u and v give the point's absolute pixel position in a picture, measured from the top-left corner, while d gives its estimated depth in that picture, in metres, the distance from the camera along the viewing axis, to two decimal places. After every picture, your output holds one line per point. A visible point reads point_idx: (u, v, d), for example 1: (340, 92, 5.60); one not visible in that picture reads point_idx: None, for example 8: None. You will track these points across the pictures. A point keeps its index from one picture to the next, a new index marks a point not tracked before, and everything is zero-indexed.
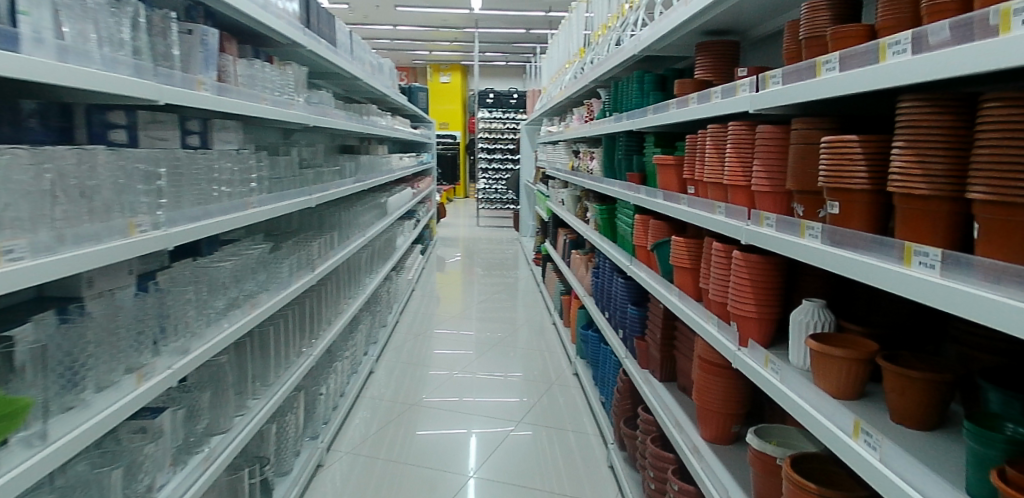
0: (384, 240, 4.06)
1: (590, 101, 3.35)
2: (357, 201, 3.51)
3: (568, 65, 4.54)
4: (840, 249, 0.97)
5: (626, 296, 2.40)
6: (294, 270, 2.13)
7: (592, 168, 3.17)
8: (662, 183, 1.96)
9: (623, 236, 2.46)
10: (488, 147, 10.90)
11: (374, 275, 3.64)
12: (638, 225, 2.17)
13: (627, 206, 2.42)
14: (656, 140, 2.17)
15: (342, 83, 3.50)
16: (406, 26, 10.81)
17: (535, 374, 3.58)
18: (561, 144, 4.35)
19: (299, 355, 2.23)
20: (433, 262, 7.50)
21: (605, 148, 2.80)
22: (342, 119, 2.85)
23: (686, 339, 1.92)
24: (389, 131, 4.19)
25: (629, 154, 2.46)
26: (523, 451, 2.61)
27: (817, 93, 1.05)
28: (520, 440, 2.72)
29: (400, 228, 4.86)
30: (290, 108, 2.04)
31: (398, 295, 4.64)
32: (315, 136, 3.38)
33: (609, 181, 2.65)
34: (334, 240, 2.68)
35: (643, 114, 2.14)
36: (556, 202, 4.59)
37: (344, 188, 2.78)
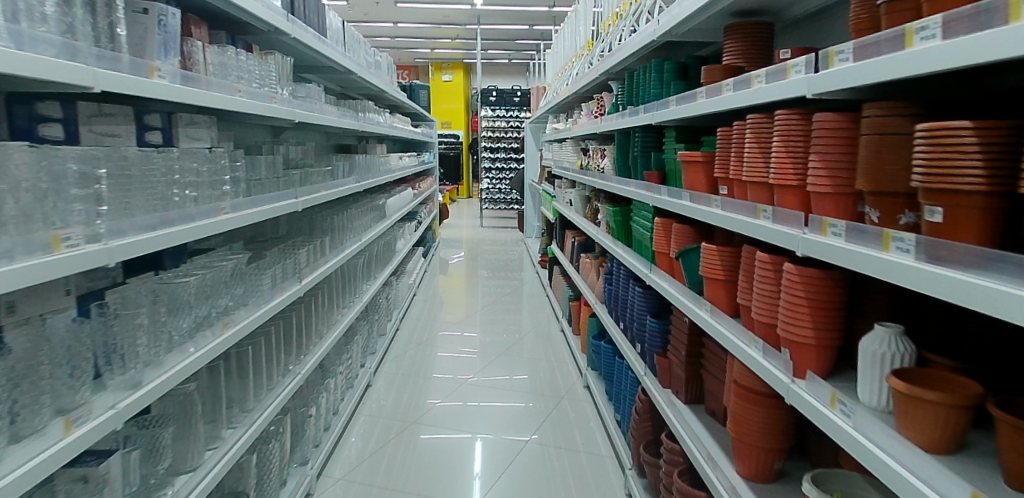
0: (383, 244, 3.85)
1: (601, 95, 3.14)
2: (353, 204, 3.30)
3: (575, 59, 4.32)
4: (940, 267, 0.75)
5: (644, 307, 2.18)
6: (278, 281, 1.92)
7: (603, 166, 2.95)
8: (687, 182, 1.74)
9: (640, 240, 2.25)
10: (491, 146, 10.69)
11: (372, 283, 3.43)
12: (658, 228, 1.96)
13: (643, 208, 2.21)
14: (678, 134, 1.95)
15: (335, 78, 3.30)
16: (407, 23, 10.62)
17: (543, 386, 3.36)
18: (568, 142, 4.13)
19: (285, 375, 2.02)
20: (436, 265, 7.29)
21: (618, 145, 2.58)
22: (334, 115, 2.64)
23: (717, 359, 1.71)
24: (388, 129, 3.99)
25: (646, 151, 2.25)
26: (534, 458, 2.53)
27: (906, 69, 0.82)
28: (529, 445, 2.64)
29: (399, 231, 4.64)
30: (271, 102, 1.83)
31: (399, 301, 4.42)
32: (306, 135, 3.17)
33: (623, 180, 2.43)
34: (326, 246, 2.47)
35: (664, 106, 1.92)
36: (563, 203, 4.37)
37: (337, 190, 2.58)
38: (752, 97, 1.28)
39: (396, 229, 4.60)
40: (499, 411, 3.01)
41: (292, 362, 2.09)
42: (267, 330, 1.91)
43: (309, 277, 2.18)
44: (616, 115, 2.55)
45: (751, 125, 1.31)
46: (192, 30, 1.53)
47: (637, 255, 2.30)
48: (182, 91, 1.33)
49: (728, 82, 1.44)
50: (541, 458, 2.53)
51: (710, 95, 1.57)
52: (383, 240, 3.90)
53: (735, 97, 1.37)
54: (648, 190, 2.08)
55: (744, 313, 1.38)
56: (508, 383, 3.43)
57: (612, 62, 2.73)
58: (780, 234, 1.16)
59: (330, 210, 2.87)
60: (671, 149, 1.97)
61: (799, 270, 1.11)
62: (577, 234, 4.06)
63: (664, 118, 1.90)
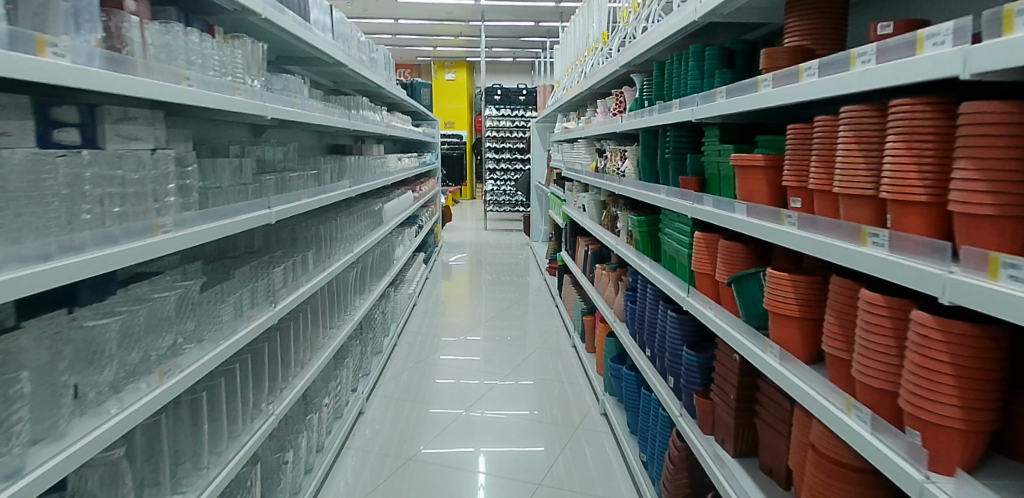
0: (378, 255, 3.53)
1: (620, 90, 2.81)
2: (343, 211, 2.97)
3: (587, 53, 4.01)
4: None
5: (678, 335, 1.86)
6: (245, 307, 1.59)
7: (623, 170, 2.63)
8: (740, 191, 1.42)
9: (673, 257, 1.93)
10: (496, 147, 10.37)
11: (365, 298, 3.10)
12: (699, 244, 1.64)
13: (677, 220, 1.89)
14: (722, 133, 1.63)
15: (324, 72, 2.98)
16: (408, 20, 10.32)
17: (556, 411, 3.02)
18: (580, 142, 3.80)
19: (254, 418, 1.68)
20: (438, 270, 6.96)
21: (643, 145, 2.26)
22: (321, 112, 2.32)
23: (778, 408, 1.38)
24: (386, 127, 3.69)
25: (680, 152, 1.93)
26: (539, 468, 2.46)
27: None
28: (533, 454, 2.58)
29: (397, 237, 4.32)
30: (234, 94, 1.51)
31: (397, 314, 4.09)
32: (291, 135, 2.85)
33: (652, 187, 2.12)
34: (308, 261, 2.14)
35: (708, 100, 1.60)
36: (575, 208, 4.03)
37: (324, 196, 2.25)
38: (852, 82, 0.96)
39: (395, 236, 4.28)
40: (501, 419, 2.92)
41: (263, 402, 1.75)
42: (229, 368, 1.58)
43: (285, 300, 1.85)
44: (641, 112, 2.23)
45: (852, 120, 0.99)
46: (124, 2, 1.21)
47: (668, 274, 1.98)
48: (103, 75, 1.00)
49: (810, 65, 1.11)
50: (546, 468, 2.46)
51: (778, 84, 1.25)
52: (379, 248, 3.58)
53: (822, 84, 1.04)
54: (685, 200, 1.76)
55: (835, 366, 1.06)
56: (513, 388, 3.36)
57: (635, 52, 2.40)
58: (902, 269, 0.83)
59: (314, 219, 2.55)
60: (714, 150, 1.65)
61: (940, 323, 0.78)
62: (590, 243, 3.72)
63: (708, 114, 1.58)
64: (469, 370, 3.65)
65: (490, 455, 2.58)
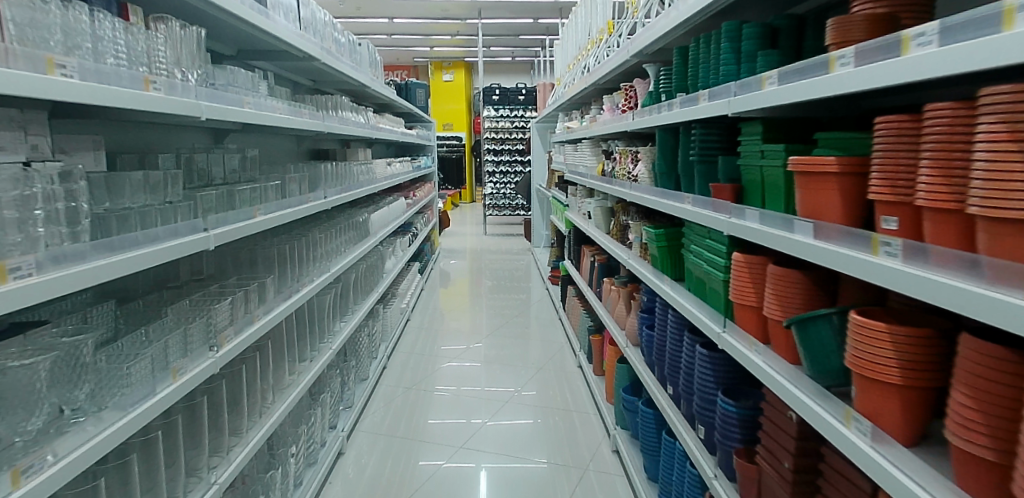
0: (364, 270, 3.19)
1: (630, 84, 2.48)
2: (318, 225, 2.64)
3: (591, 45, 3.68)
4: None
5: (710, 376, 1.52)
6: (171, 356, 1.26)
7: (635, 174, 2.30)
8: (799, 205, 1.10)
9: (700, 280, 1.61)
10: (495, 148, 10.04)
11: (347, 321, 2.76)
12: (738, 266, 1.32)
13: (706, 236, 1.56)
14: (765, 129, 1.31)
15: (295, 68, 2.66)
16: (403, 19, 10.00)
17: (562, 446, 2.66)
18: (584, 143, 3.47)
19: (189, 491, 1.33)
20: (435, 278, 6.62)
21: (660, 146, 1.93)
22: (286, 112, 1.99)
23: (851, 490, 1.03)
24: (372, 129, 3.36)
25: (707, 155, 1.59)
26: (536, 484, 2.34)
27: None
28: (536, 470, 2.45)
29: (388, 248, 3.99)
30: (147, 91, 1.15)
31: (388, 332, 3.77)
32: (258, 141, 2.52)
33: (674, 195, 1.79)
34: (266, 287, 1.80)
35: (753, 88, 1.27)
36: (579, 214, 3.70)
37: (290, 210, 1.92)
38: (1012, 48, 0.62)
39: (385, 247, 3.95)
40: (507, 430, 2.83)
41: (204, 468, 1.40)
42: (147, 438, 1.24)
43: (231, 340, 1.51)
44: (658, 108, 1.90)
45: (1002, 108, 0.65)
46: None
47: (694, 299, 1.65)
48: None
49: (922, 30, 0.77)
50: None
51: (860, 61, 0.91)
52: (365, 262, 3.25)
53: (944, 56, 0.71)
54: (719, 212, 1.44)
55: (968, 465, 0.72)
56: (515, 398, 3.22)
57: (646, 39, 2.06)
58: None
59: (279, 236, 2.21)
60: (757, 151, 1.33)
61: None
62: (597, 253, 3.38)
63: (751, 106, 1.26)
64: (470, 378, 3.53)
65: (491, 477, 2.41)
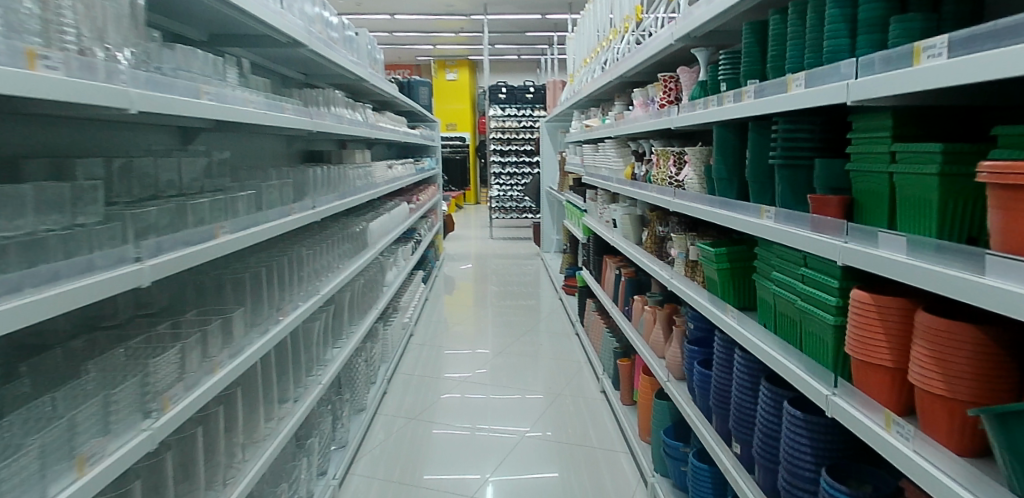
0: (362, 286, 2.84)
1: (670, 74, 2.12)
2: (305, 239, 2.27)
3: (613, 34, 3.32)
4: None
5: (806, 447, 1.15)
6: (80, 437, 0.91)
7: (679, 179, 1.94)
8: (997, 236, 0.72)
9: (787, 317, 1.25)
10: (501, 149, 9.67)
11: (340, 348, 2.39)
12: (860, 310, 0.97)
13: (797, 262, 1.20)
14: (895, 123, 0.96)
15: (281, 58, 2.30)
16: (406, 15, 9.65)
17: (587, 491, 2.29)
18: (607, 143, 3.12)
19: None
20: (440, 284, 6.26)
21: (719, 146, 1.58)
22: (263, 107, 1.63)
23: None
24: (370, 129, 3.00)
25: (793, 156, 1.24)
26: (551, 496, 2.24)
27: None
28: None
29: (389, 259, 3.64)
30: (35, 69, 0.77)
31: (390, 351, 3.41)
32: (235, 142, 2.17)
33: (748, 208, 1.43)
34: (234, 322, 1.44)
35: (885, 67, 0.91)
36: (601, 222, 3.34)
37: (266, 226, 1.56)
38: None
39: (386, 258, 3.60)
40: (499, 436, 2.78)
41: None
42: None
43: (178, 403, 1.15)
44: (718, 99, 1.54)
45: None
46: None
47: (775, 340, 1.29)
48: None
49: None
50: None
51: None
52: (362, 277, 2.89)
53: None
54: (825, 234, 1.08)
55: None
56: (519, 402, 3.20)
57: (695, 18, 1.71)
58: None
59: (254, 257, 1.85)
60: (884, 153, 0.98)
61: None
62: (623, 266, 3.01)
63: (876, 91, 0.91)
64: (470, 384, 3.46)
65: None
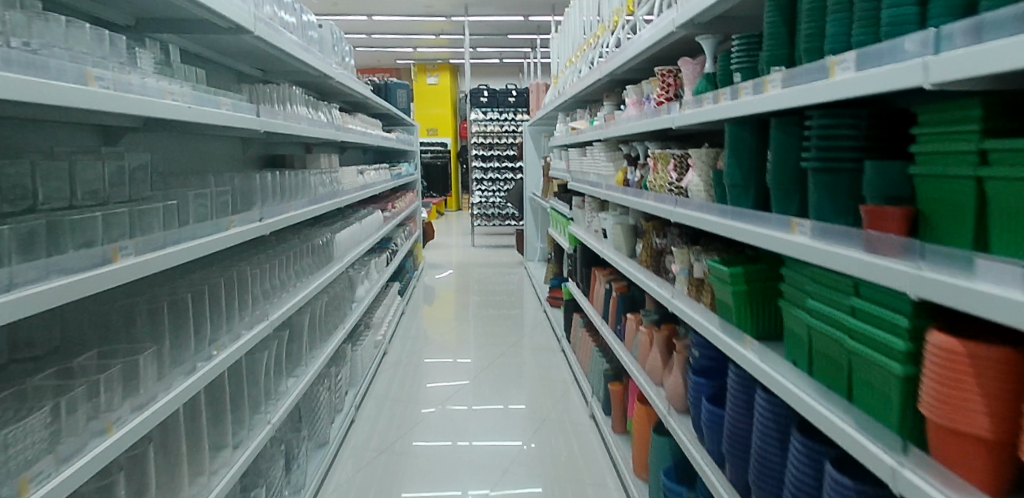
0: (325, 304, 2.56)
1: (668, 68, 1.90)
2: (254, 256, 1.98)
3: (602, 30, 3.09)
4: None
5: None
6: None
7: (683, 186, 1.71)
8: None
9: (830, 355, 1.01)
10: (483, 154, 9.42)
11: (296, 378, 2.11)
12: (945, 358, 0.74)
13: (843, 289, 0.96)
14: (985, 113, 0.72)
15: (227, 49, 2.02)
16: (384, 16, 9.34)
17: None
18: (596, 146, 2.88)
19: None
20: (419, 295, 5.96)
21: (730, 146, 1.34)
22: (194, 100, 1.34)
23: None
24: (336, 130, 2.72)
25: (830, 159, 1.02)
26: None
27: None
28: None
29: (361, 272, 3.35)
30: None
31: (359, 373, 3.13)
32: (173, 144, 1.88)
33: (774, 220, 1.20)
34: (144, 366, 1.16)
35: (958, 42, 0.67)
36: (590, 232, 3.10)
37: (192, 242, 1.28)
38: None
39: (357, 271, 3.31)
40: (490, 451, 2.65)
41: None
42: None
43: (44, 484, 0.81)
44: (733, 92, 1.31)
45: None
46: None
47: (815, 383, 1.06)
48: None
49: None
50: None
51: None
52: (326, 294, 2.61)
53: None
54: (884, 255, 0.85)
55: None
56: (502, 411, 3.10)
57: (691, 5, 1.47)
58: None
59: (184, 280, 1.56)
60: (969, 153, 0.74)
61: None
62: (614, 280, 2.78)
63: (951, 68, 0.67)
64: (452, 396, 3.31)
65: None
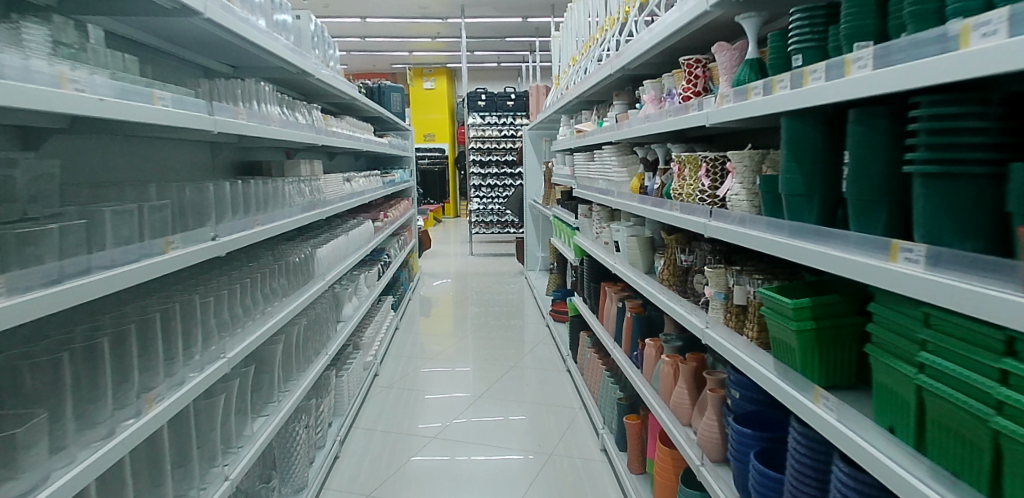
0: (302, 328, 2.27)
1: (695, 58, 1.63)
2: (211, 279, 1.70)
3: (611, 22, 2.82)
4: None
5: None
6: None
7: (718, 194, 1.45)
8: None
9: (959, 434, 0.72)
10: (481, 159, 9.16)
11: (264, 420, 1.83)
12: None
13: (990, 343, 0.67)
14: None
15: (182, 38, 1.75)
16: (378, 19, 9.10)
17: None
18: (604, 150, 2.60)
19: None
20: (414, 307, 5.68)
21: (788, 145, 1.08)
22: (113, 92, 1.06)
23: None
24: (317, 133, 2.46)
25: (954, 163, 0.75)
26: None
27: None
28: None
29: (347, 288, 3.08)
30: None
31: (345, 401, 2.84)
32: (113, 147, 1.60)
33: (863, 240, 0.91)
34: (29, 438, 0.87)
35: None
36: (598, 244, 2.82)
37: (106, 274, 1.00)
38: None
39: (343, 288, 3.04)
40: (491, 477, 2.46)
41: None
42: None
43: None
44: (792, 78, 1.04)
45: None
46: None
47: (928, 465, 0.76)
48: None
49: None
50: None
51: None
52: (304, 317, 2.33)
53: None
54: None
55: None
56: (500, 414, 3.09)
57: None
58: None
59: (111, 317, 1.27)
60: None
61: None
62: (627, 298, 2.49)
63: None
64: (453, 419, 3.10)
65: None
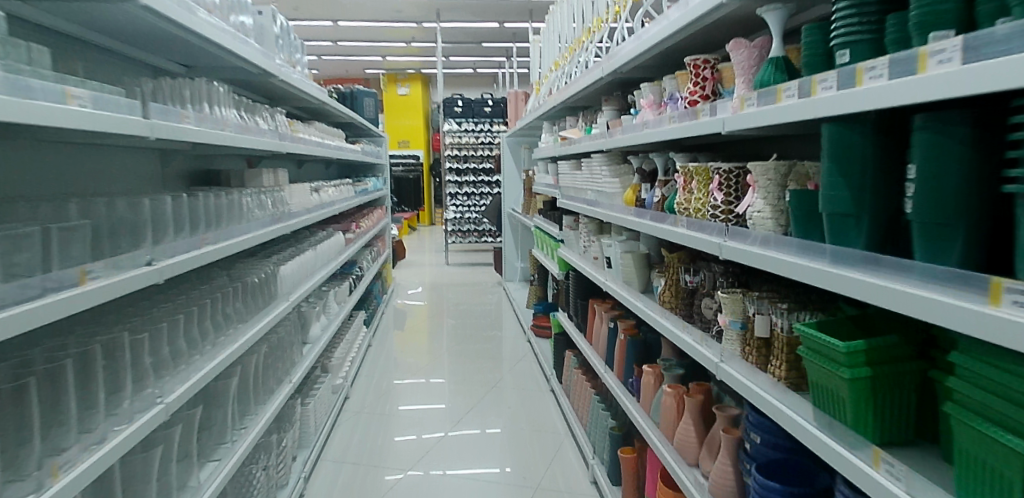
0: (262, 355, 2.03)
1: (701, 58, 1.47)
2: (150, 308, 1.47)
3: (598, 24, 2.67)
4: None
5: None
6: None
7: (737, 210, 1.29)
8: None
9: None
10: (457, 167, 8.96)
11: (215, 465, 1.59)
12: None
13: None
14: None
15: (116, 28, 1.51)
16: (350, 22, 8.83)
17: None
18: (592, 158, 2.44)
19: None
20: (388, 321, 5.43)
21: (833, 154, 0.91)
22: (5, 84, 0.82)
23: None
24: (280, 139, 2.23)
25: None
26: None
27: None
28: None
29: (315, 307, 2.84)
30: None
31: (312, 431, 2.60)
32: (27, 154, 1.36)
33: (936, 271, 0.73)
34: None
35: None
36: (586, 259, 2.65)
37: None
38: None
39: (310, 306, 2.80)
40: None
41: None
42: None
43: None
44: (836, 76, 0.87)
45: None
46: None
47: None
48: None
49: None
50: None
51: None
52: (265, 342, 2.09)
53: None
54: None
55: None
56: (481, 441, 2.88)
57: None
58: None
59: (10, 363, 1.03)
60: None
61: None
62: (618, 318, 2.33)
63: None
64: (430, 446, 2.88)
65: None
